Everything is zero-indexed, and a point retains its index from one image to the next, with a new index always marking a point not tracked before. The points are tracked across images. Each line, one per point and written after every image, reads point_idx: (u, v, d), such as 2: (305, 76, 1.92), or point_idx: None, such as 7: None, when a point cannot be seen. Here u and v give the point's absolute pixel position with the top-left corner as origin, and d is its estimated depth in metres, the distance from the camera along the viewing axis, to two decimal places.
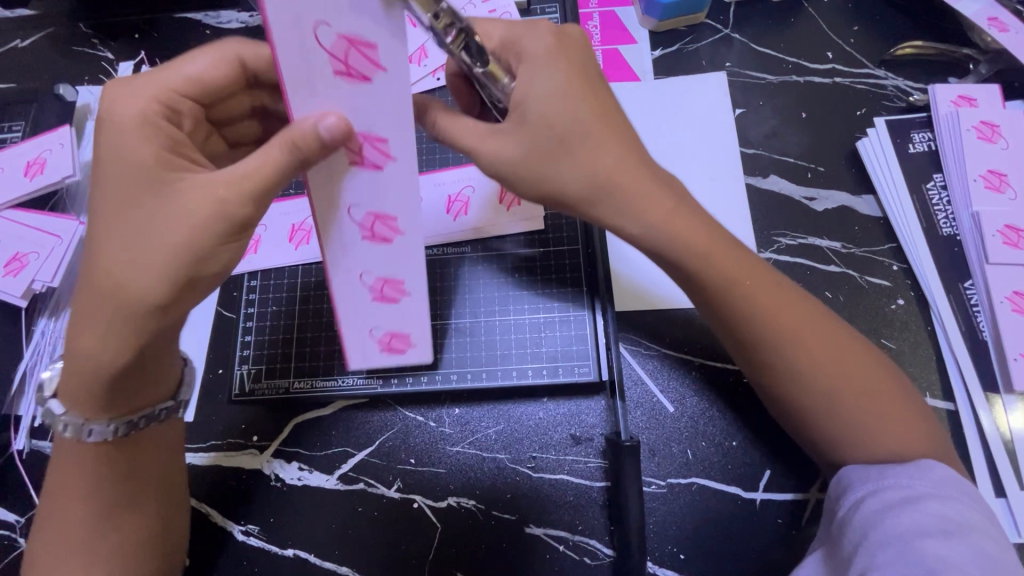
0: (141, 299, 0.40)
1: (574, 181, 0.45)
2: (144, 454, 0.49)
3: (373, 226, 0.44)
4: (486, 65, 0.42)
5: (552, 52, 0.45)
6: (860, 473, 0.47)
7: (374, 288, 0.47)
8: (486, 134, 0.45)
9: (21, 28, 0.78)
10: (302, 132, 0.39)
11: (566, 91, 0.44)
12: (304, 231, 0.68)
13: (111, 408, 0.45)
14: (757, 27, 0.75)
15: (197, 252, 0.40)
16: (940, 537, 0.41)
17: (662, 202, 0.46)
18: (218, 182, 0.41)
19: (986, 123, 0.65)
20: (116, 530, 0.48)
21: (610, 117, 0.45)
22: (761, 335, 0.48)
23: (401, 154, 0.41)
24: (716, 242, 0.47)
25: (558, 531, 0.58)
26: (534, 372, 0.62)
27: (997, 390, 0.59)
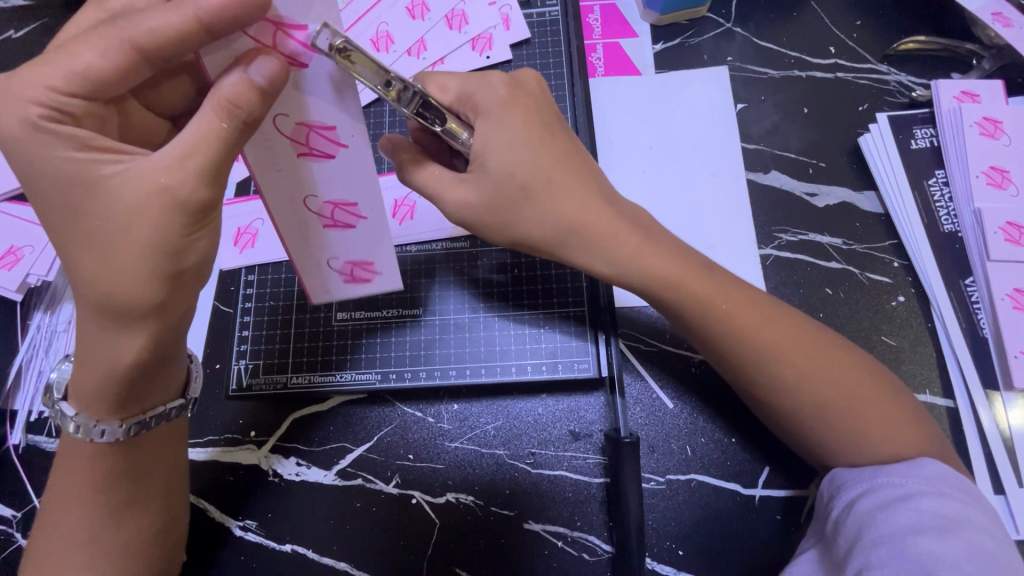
0: (134, 302, 0.40)
1: (543, 227, 0.48)
2: (158, 451, 0.49)
3: (334, 215, 0.47)
4: (444, 122, 0.46)
5: (507, 100, 0.48)
6: (852, 474, 0.48)
7: (325, 213, 0.46)
8: (452, 182, 0.48)
9: (14, 19, 0.76)
10: (231, 89, 0.37)
11: (524, 141, 0.47)
12: (250, 235, 0.67)
13: (121, 408, 0.45)
14: (759, 22, 0.74)
15: (162, 244, 0.39)
16: (934, 534, 0.41)
17: (628, 238, 0.49)
18: (161, 167, 0.39)
19: (989, 119, 0.65)
20: (127, 525, 0.48)
21: (565, 160, 0.49)
22: (734, 354, 0.50)
23: (352, 140, 0.42)
24: (682, 268, 0.50)
25: (557, 528, 0.58)
26: (534, 369, 0.61)
27: (997, 387, 0.59)
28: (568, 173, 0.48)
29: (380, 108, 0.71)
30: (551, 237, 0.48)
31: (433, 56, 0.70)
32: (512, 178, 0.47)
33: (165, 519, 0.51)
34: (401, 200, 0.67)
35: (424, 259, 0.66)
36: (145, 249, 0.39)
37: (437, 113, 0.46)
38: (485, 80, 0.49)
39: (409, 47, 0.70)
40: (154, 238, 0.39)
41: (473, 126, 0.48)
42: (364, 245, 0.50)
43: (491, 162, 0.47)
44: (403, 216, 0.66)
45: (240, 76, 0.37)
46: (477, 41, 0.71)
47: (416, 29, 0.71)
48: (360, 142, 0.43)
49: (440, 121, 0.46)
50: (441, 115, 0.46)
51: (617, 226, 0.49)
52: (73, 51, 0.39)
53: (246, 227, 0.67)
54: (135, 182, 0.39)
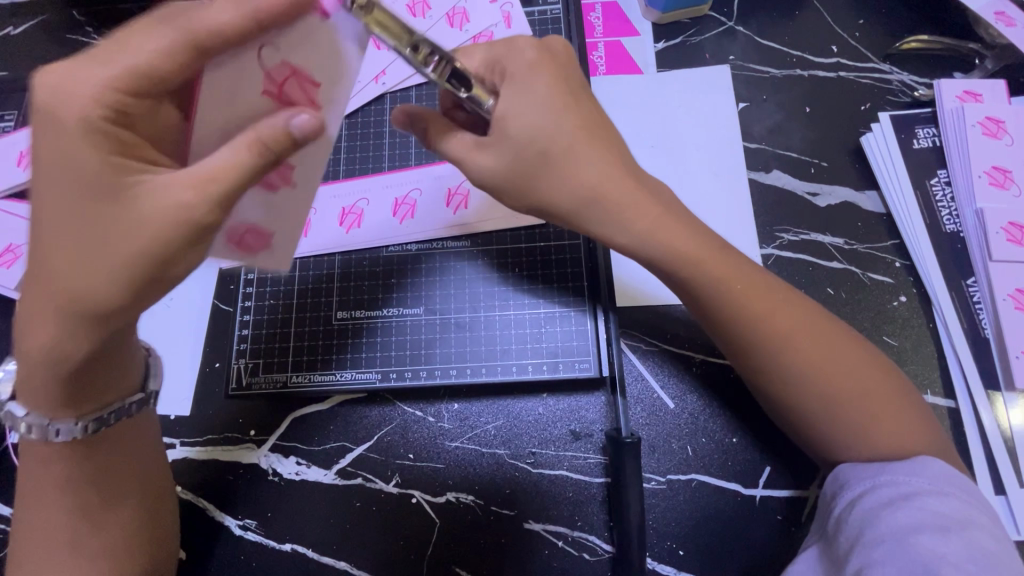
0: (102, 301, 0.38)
1: (563, 194, 0.48)
2: (121, 442, 0.49)
3: (236, 237, 0.48)
4: (470, 90, 0.46)
5: (536, 63, 0.48)
6: (854, 471, 0.47)
7: (230, 234, 0.47)
8: (474, 147, 0.48)
9: (12, 15, 0.76)
10: (269, 131, 0.38)
11: (548, 104, 0.47)
12: None
13: (72, 405, 0.45)
14: (761, 20, 0.74)
15: (158, 255, 0.38)
16: (937, 533, 0.41)
17: (647, 208, 0.49)
18: (183, 186, 0.38)
19: (991, 119, 0.65)
20: (105, 521, 0.48)
21: (590, 130, 0.48)
22: (746, 336, 0.49)
23: (300, 183, 0.46)
24: (701, 248, 0.50)
25: (558, 527, 0.58)
26: (535, 368, 0.61)
27: (998, 388, 0.59)
28: (591, 141, 0.48)
29: (381, 106, 0.71)
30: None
31: None
32: (533, 144, 0.46)
33: (145, 513, 0.51)
34: (401, 199, 0.67)
35: (424, 257, 0.65)
36: (135, 255, 0.38)
37: (463, 81, 0.44)
38: (514, 45, 0.49)
39: None
40: (150, 248, 0.38)
41: (498, 94, 0.47)
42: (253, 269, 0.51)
43: (512, 126, 0.46)
44: (404, 214, 0.66)
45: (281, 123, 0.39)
46: (478, 38, 0.70)
47: (416, 27, 0.71)
48: (308, 189, 0.47)
49: (467, 87, 0.45)
50: (467, 82, 0.45)
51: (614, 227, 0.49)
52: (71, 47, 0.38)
53: None
54: (155, 197, 0.38)
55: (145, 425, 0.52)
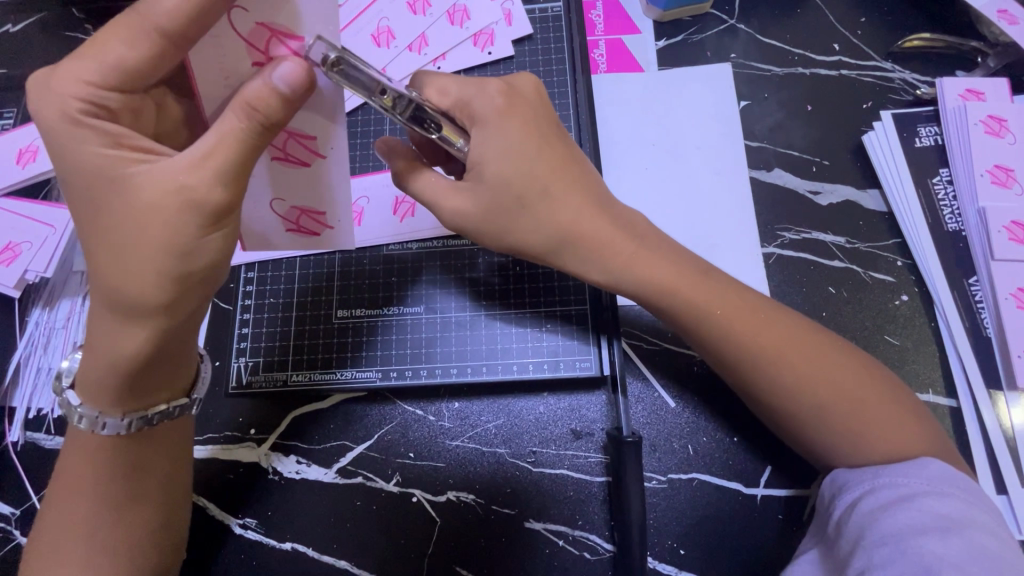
0: (144, 300, 0.41)
1: (540, 238, 0.49)
2: (156, 445, 0.49)
3: (298, 221, 0.50)
4: (439, 129, 0.47)
5: (506, 109, 0.48)
6: (853, 474, 0.47)
7: (291, 218, 0.50)
8: (448, 189, 0.49)
9: (11, 13, 0.76)
10: (254, 93, 0.38)
11: (519, 149, 0.47)
12: None
13: (122, 402, 0.45)
14: (763, 18, 0.74)
15: (178, 242, 0.40)
16: (936, 534, 0.41)
17: (623, 246, 0.50)
18: (182, 168, 0.40)
19: (994, 117, 0.65)
20: (126, 520, 0.48)
21: (563, 168, 0.49)
22: (732, 359, 0.50)
23: (330, 153, 0.45)
24: (682, 275, 0.50)
25: (558, 527, 0.58)
26: (536, 367, 0.61)
27: (1000, 387, 0.59)
28: (566, 181, 0.48)
29: None
30: (551, 234, 0.49)
31: (434, 52, 0.70)
32: (509, 188, 0.47)
33: (165, 516, 0.51)
34: (402, 197, 0.66)
35: (425, 256, 0.65)
36: (159, 248, 0.40)
37: (433, 120, 0.46)
38: (483, 86, 0.48)
39: (409, 43, 0.70)
40: (167, 237, 0.40)
41: (468, 134, 0.48)
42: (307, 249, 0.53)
43: (489, 169, 0.47)
44: (404, 213, 0.66)
45: (264, 81, 0.38)
46: (479, 36, 0.71)
47: (417, 24, 0.70)
48: (337, 157, 0.46)
49: (436, 128, 0.47)
50: (436, 122, 0.46)
51: (613, 228, 0.49)
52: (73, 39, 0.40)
53: None
54: (155, 181, 0.40)
55: (185, 429, 0.52)
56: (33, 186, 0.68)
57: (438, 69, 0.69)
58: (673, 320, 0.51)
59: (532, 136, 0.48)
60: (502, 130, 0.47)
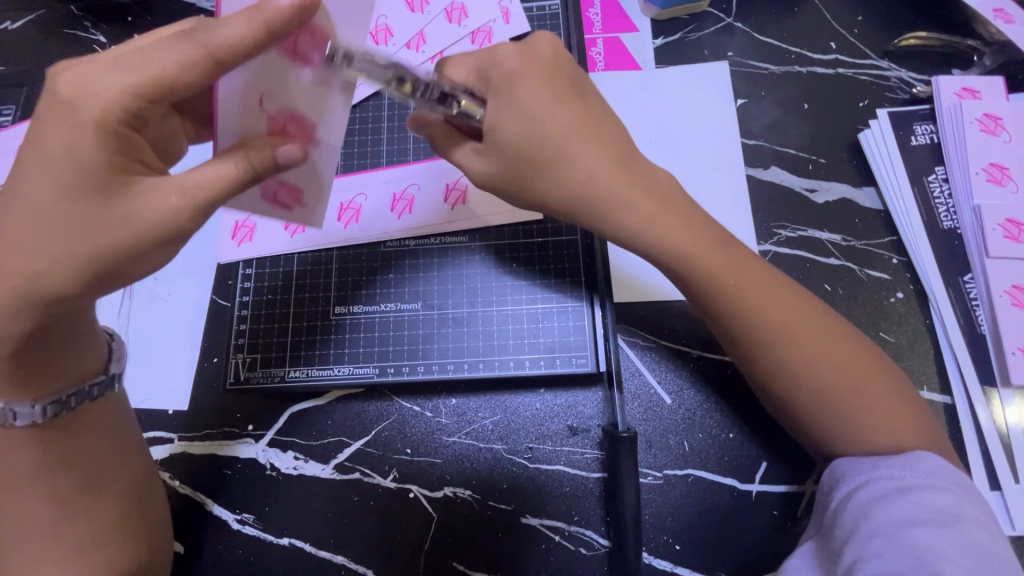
0: (54, 287, 0.40)
1: (556, 190, 0.49)
2: (88, 425, 0.50)
3: (277, 194, 0.48)
4: (460, 103, 0.48)
5: (519, 69, 0.48)
6: (851, 465, 0.47)
7: (271, 191, 0.47)
8: (472, 150, 0.50)
9: (10, 12, 0.76)
10: (259, 153, 0.42)
11: (539, 104, 0.48)
12: (247, 228, 0.67)
13: (29, 389, 0.45)
14: (761, 17, 0.74)
15: (121, 248, 0.40)
16: (930, 528, 0.41)
17: (643, 200, 0.49)
18: (187, 177, 0.41)
19: (988, 116, 0.65)
20: (76, 510, 0.49)
21: (588, 123, 0.49)
22: (738, 331, 0.50)
23: (329, 130, 0.46)
24: (697, 239, 0.49)
25: (554, 522, 0.58)
26: (532, 363, 0.61)
27: (994, 384, 0.59)
28: (588, 136, 0.48)
29: (380, 101, 0.71)
30: None
31: (432, 50, 0.70)
32: (528, 142, 0.47)
33: (124, 502, 0.51)
34: (400, 194, 0.67)
35: (423, 253, 0.65)
36: (101, 246, 0.40)
37: (449, 97, 0.47)
38: (497, 51, 0.49)
39: (407, 41, 0.70)
40: (150, 234, 0.40)
41: (485, 102, 0.49)
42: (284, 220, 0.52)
43: (505, 135, 0.47)
44: (402, 210, 0.66)
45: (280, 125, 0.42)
46: (477, 34, 0.70)
47: (415, 22, 0.70)
48: (316, 215, 0.51)
49: (456, 104, 0.47)
50: (452, 97, 0.47)
51: (610, 224, 0.49)
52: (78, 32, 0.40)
53: (244, 222, 0.67)
54: (159, 185, 0.41)
55: (115, 407, 0.53)
56: None
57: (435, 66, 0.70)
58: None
59: (550, 110, 0.48)
60: (498, 122, 0.47)
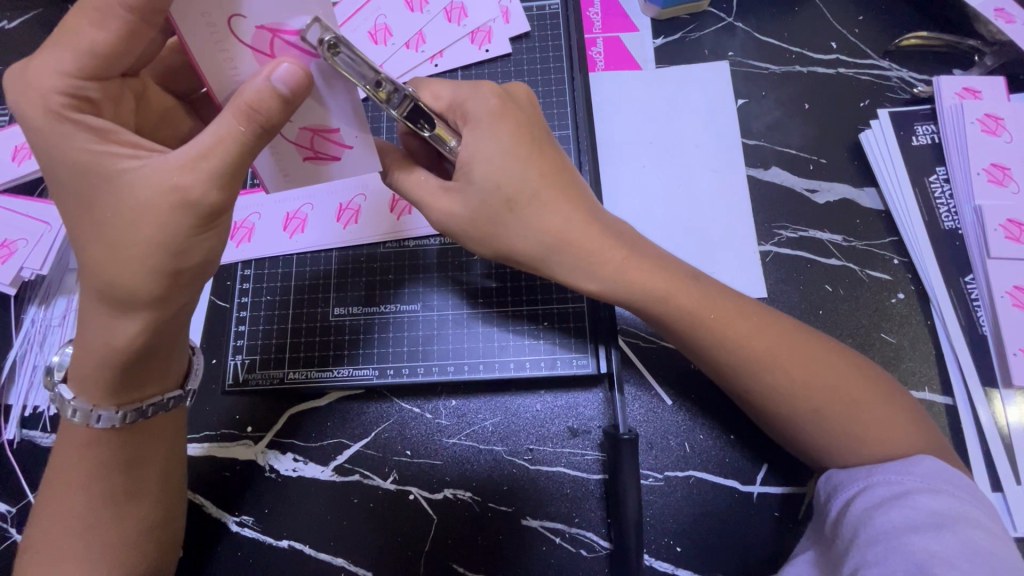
0: (131, 297, 0.42)
1: (526, 242, 0.49)
2: (156, 437, 0.50)
3: (313, 144, 0.46)
4: (432, 128, 0.47)
5: (498, 111, 0.48)
6: (848, 473, 0.47)
7: (306, 142, 0.46)
8: (437, 191, 0.50)
9: (8, 9, 0.75)
10: (255, 95, 0.39)
11: (511, 153, 0.47)
12: (246, 229, 0.66)
13: (116, 395, 0.46)
14: (761, 17, 0.74)
15: (170, 242, 0.41)
16: (929, 531, 0.41)
17: (611, 254, 0.49)
18: (177, 166, 0.40)
19: (990, 116, 0.65)
20: (125, 515, 0.49)
21: (556, 178, 0.49)
22: (718, 358, 0.50)
23: (355, 142, 0.46)
24: (674, 281, 0.50)
25: (555, 524, 0.58)
26: (533, 364, 0.61)
27: (996, 385, 0.59)
28: (552, 186, 0.48)
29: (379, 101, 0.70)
30: (540, 240, 0.49)
31: (431, 49, 0.70)
32: (499, 191, 0.47)
33: (161, 509, 0.51)
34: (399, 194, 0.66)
35: (422, 254, 0.65)
36: (149, 246, 0.41)
37: (426, 119, 0.46)
38: (477, 89, 0.49)
39: (407, 40, 0.70)
40: (159, 236, 0.41)
41: (461, 133, 0.48)
42: (306, 241, 0.66)
43: (478, 171, 0.47)
44: (402, 211, 0.66)
45: (265, 83, 0.39)
46: (476, 34, 0.71)
47: (415, 21, 0.70)
48: (362, 144, 0.46)
49: (429, 126, 0.47)
50: (430, 120, 0.47)
51: (602, 240, 0.49)
52: (67, 28, 0.40)
53: (243, 222, 0.66)
54: (149, 178, 0.41)
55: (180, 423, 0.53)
56: (29, 184, 0.68)
57: (435, 66, 0.70)
58: (665, 326, 0.51)
59: (521, 150, 0.48)
60: (490, 133, 0.47)
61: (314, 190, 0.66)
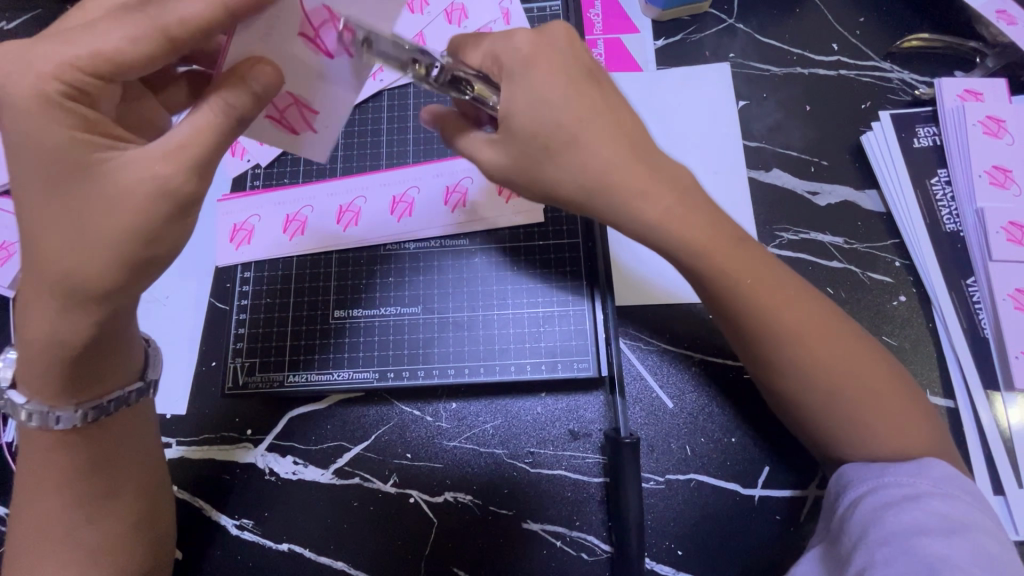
0: (96, 281, 0.40)
1: (568, 184, 0.46)
2: (121, 436, 0.49)
3: (287, 110, 0.46)
4: (472, 90, 0.47)
5: (533, 58, 0.46)
6: (859, 470, 0.47)
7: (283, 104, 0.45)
8: (483, 143, 0.49)
9: (7, 10, 0.75)
10: (236, 96, 0.41)
11: (549, 102, 0.45)
12: (246, 231, 0.66)
13: (75, 392, 0.45)
14: (763, 18, 0.73)
15: (142, 230, 0.40)
16: (941, 535, 0.41)
17: (662, 194, 0.45)
18: (156, 155, 0.40)
19: (991, 118, 0.65)
20: (102, 516, 0.48)
21: (607, 115, 0.46)
22: (755, 334, 0.48)
23: (320, 129, 0.47)
24: (716, 238, 0.47)
25: (556, 527, 0.57)
26: (533, 367, 0.61)
27: (997, 387, 0.59)
28: (600, 128, 0.46)
29: (379, 103, 0.70)
30: (579, 194, 0.46)
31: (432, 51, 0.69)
32: (537, 137, 0.45)
33: (144, 505, 0.51)
34: (400, 196, 0.66)
35: (423, 256, 0.65)
36: (122, 232, 0.40)
37: (463, 82, 0.46)
38: (511, 37, 0.47)
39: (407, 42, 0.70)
40: (133, 224, 0.40)
41: (497, 87, 0.47)
42: (317, 232, 0.65)
43: (518, 118, 0.45)
44: (403, 213, 0.65)
45: (250, 91, 0.41)
46: (477, 34, 0.70)
47: (415, 23, 0.70)
48: (326, 133, 0.48)
49: (468, 87, 0.47)
50: (467, 82, 0.46)
51: (648, 184, 0.46)
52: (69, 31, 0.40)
53: (243, 224, 0.66)
54: (126, 165, 0.40)
55: (144, 416, 0.52)
56: None
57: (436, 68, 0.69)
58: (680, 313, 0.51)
59: (563, 91, 0.45)
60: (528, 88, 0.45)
61: (315, 191, 0.66)
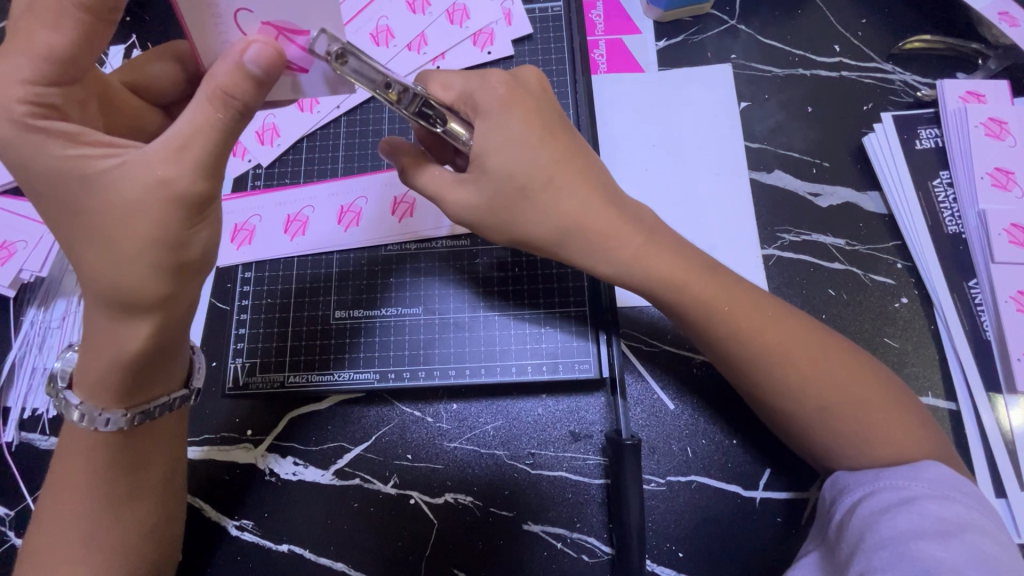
0: (130, 297, 0.41)
1: (540, 225, 0.49)
2: (157, 439, 0.50)
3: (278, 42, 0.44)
4: (444, 123, 0.48)
5: (508, 98, 0.49)
6: (854, 477, 0.47)
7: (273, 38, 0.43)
8: (452, 182, 0.50)
9: None
10: (226, 80, 0.40)
11: (523, 142, 0.48)
12: (247, 231, 0.66)
13: (126, 397, 0.45)
14: (765, 19, 0.73)
15: (164, 237, 0.41)
16: (937, 539, 0.41)
17: (631, 237, 0.49)
18: (157, 159, 0.40)
19: (994, 120, 0.64)
20: (122, 517, 0.48)
21: (569, 159, 0.49)
22: (735, 354, 0.50)
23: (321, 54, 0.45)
24: (686, 268, 0.50)
25: (557, 529, 0.57)
26: (534, 368, 0.61)
27: (999, 390, 0.59)
28: (569, 171, 0.49)
29: (380, 104, 0.70)
30: (549, 235, 0.49)
31: (433, 51, 0.69)
32: (512, 178, 0.48)
33: (159, 509, 0.51)
34: (400, 196, 0.66)
35: (423, 256, 0.65)
36: (145, 243, 0.40)
37: (437, 114, 0.47)
38: (488, 79, 0.50)
39: (409, 41, 0.70)
40: (152, 232, 0.40)
41: (473, 126, 0.49)
42: (311, 241, 0.65)
43: (491, 161, 0.48)
44: (403, 213, 0.65)
45: (235, 65, 0.40)
46: (479, 36, 0.70)
47: (416, 23, 0.70)
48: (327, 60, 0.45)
49: (441, 122, 0.48)
50: (441, 116, 0.47)
51: (619, 225, 0.49)
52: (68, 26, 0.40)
53: (244, 224, 0.66)
54: (130, 174, 0.40)
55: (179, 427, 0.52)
56: None
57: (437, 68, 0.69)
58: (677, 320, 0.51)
59: (534, 134, 0.48)
60: (503, 124, 0.48)
61: (316, 192, 0.66)
